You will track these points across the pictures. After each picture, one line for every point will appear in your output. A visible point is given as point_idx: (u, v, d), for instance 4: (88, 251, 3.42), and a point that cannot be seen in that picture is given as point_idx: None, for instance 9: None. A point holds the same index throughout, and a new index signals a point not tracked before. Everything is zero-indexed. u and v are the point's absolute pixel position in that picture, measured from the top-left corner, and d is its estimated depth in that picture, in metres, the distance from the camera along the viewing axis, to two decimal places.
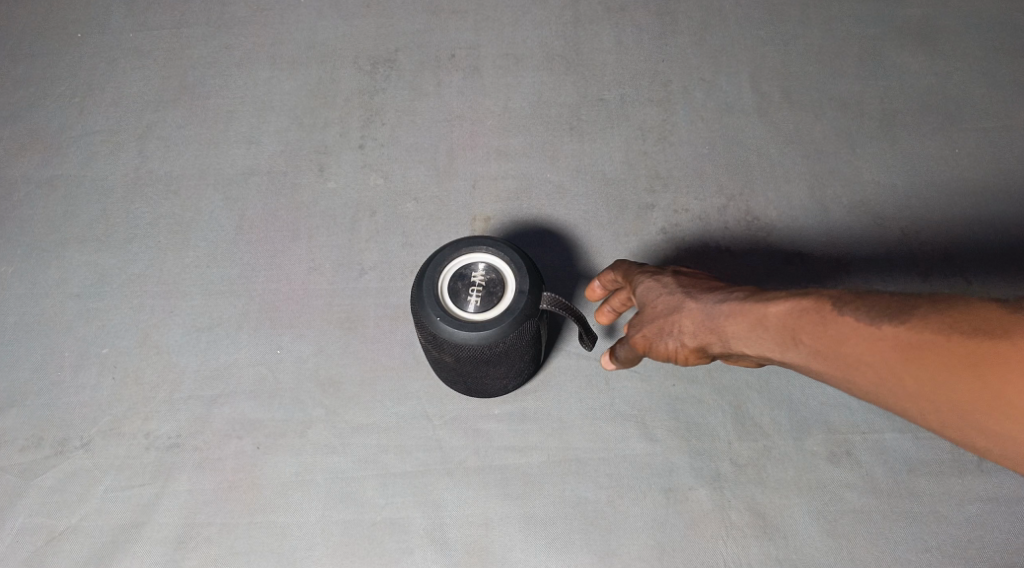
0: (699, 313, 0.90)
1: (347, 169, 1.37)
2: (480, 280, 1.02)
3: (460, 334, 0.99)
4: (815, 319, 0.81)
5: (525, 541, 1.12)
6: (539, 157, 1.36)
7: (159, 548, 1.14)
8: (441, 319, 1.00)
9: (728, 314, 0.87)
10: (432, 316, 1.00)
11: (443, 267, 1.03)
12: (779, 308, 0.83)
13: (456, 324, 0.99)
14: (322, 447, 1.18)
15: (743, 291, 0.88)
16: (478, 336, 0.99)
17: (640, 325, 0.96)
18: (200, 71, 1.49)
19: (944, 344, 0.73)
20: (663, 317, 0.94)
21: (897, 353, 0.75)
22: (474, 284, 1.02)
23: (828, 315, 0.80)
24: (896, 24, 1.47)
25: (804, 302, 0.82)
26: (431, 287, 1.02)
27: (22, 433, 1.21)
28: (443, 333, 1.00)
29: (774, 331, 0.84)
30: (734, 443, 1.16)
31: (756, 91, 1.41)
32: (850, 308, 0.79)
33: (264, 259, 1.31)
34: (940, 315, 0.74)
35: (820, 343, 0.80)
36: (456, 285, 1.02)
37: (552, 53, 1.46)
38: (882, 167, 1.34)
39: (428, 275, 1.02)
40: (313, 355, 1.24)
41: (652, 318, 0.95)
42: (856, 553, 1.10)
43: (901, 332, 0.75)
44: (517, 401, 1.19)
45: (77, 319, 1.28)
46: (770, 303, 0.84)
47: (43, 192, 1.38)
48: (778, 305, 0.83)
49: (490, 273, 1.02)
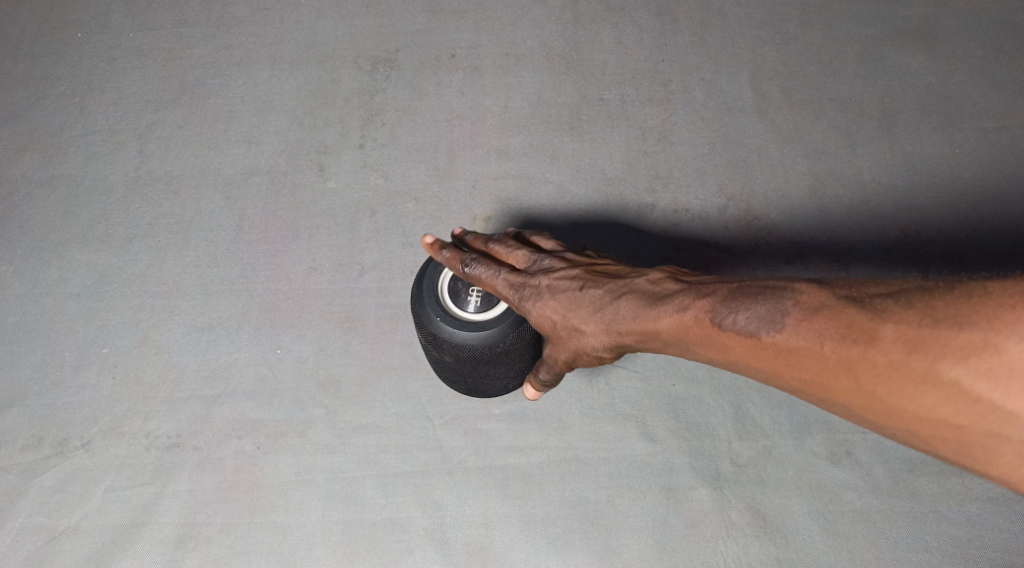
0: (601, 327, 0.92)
1: (347, 169, 1.37)
2: None
3: (459, 335, 1.00)
4: (708, 335, 0.82)
5: (525, 541, 1.12)
6: (539, 156, 1.36)
7: (160, 548, 1.14)
8: (442, 319, 1.00)
9: (625, 332, 0.89)
10: (433, 317, 1.01)
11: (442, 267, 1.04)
12: (670, 325, 0.85)
13: (455, 325, 1.00)
14: (322, 447, 1.18)
15: (629, 299, 0.89)
16: (477, 337, 1.00)
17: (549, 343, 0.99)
18: (201, 71, 1.49)
19: (834, 359, 0.74)
20: (563, 334, 0.95)
21: (786, 364, 0.77)
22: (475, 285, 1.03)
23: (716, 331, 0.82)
24: (896, 24, 1.47)
25: (690, 319, 0.84)
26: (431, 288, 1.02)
27: (22, 433, 1.21)
28: (443, 334, 1.01)
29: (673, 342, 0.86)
30: (734, 443, 1.16)
31: (756, 91, 1.41)
32: (734, 324, 0.80)
33: (264, 259, 1.31)
34: (822, 328, 0.75)
35: (715, 352, 0.83)
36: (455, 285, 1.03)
37: (552, 53, 1.46)
38: (883, 167, 1.34)
39: (429, 275, 1.03)
40: (313, 354, 1.24)
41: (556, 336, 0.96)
42: (856, 553, 1.10)
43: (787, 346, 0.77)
44: (517, 401, 1.19)
45: (77, 319, 1.28)
46: (662, 320, 0.86)
47: (43, 192, 1.38)
48: (669, 319, 0.85)
49: None
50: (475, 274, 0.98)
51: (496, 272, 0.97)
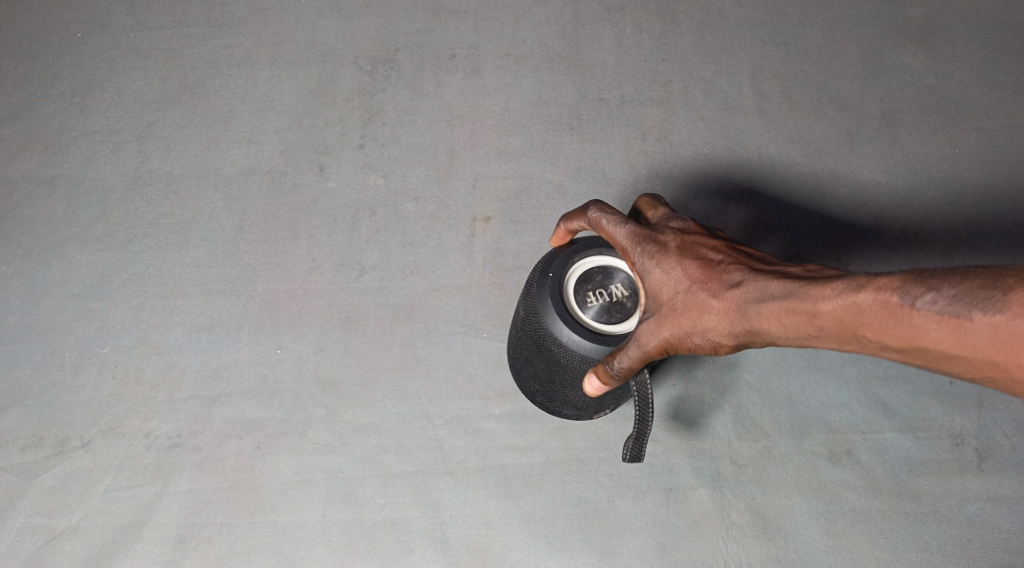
0: (737, 308, 0.82)
1: (347, 169, 1.37)
2: (614, 293, 0.96)
3: (552, 326, 0.95)
4: (882, 315, 0.73)
5: (525, 540, 1.12)
6: (540, 156, 1.36)
7: (160, 548, 1.14)
8: (551, 292, 0.96)
9: (767, 312, 0.80)
10: (545, 287, 0.97)
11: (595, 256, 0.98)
12: (829, 301, 0.77)
13: (554, 303, 0.95)
14: (322, 447, 1.18)
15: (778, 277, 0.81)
16: (564, 330, 0.94)
17: (644, 323, 0.87)
18: (201, 71, 1.49)
19: None
20: (677, 314, 0.85)
21: (988, 338, 0.68)
22: (605, 290, 0.96)
23: (897, 308, 0.72)
24: (896, 24, 1.47)
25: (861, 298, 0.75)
26: (562, 266, 0.97)
27: (22, 433, 1.21)
28: (540, 305, 0.96)
29: (828, 328, 0.78)
30: (734, 442, 1.16)
31: (756, 91, 1.41)
32: (918, 305, 0.71)
33: (264, 259, 1.31)
34: None
35: (884, 336, 0.74)
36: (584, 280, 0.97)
37: (552, 53, 1.46)
38: (883, 167, 1.34)
39: (573, 252, 0.98)
40: (313, 354, 1.24)
41: (670, 317, 0.85)
42: (857, 553, 1.10)
43: (1003, 329, 0.68)
44: (518, 400, 1.20)
45: (77, 319, 1.28)
46: (822, 298, 0.77)
47: (43, 192, 1.38)
48: (832, 298, 0.76)
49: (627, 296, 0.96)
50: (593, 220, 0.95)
51: (621, 225, 0.92)
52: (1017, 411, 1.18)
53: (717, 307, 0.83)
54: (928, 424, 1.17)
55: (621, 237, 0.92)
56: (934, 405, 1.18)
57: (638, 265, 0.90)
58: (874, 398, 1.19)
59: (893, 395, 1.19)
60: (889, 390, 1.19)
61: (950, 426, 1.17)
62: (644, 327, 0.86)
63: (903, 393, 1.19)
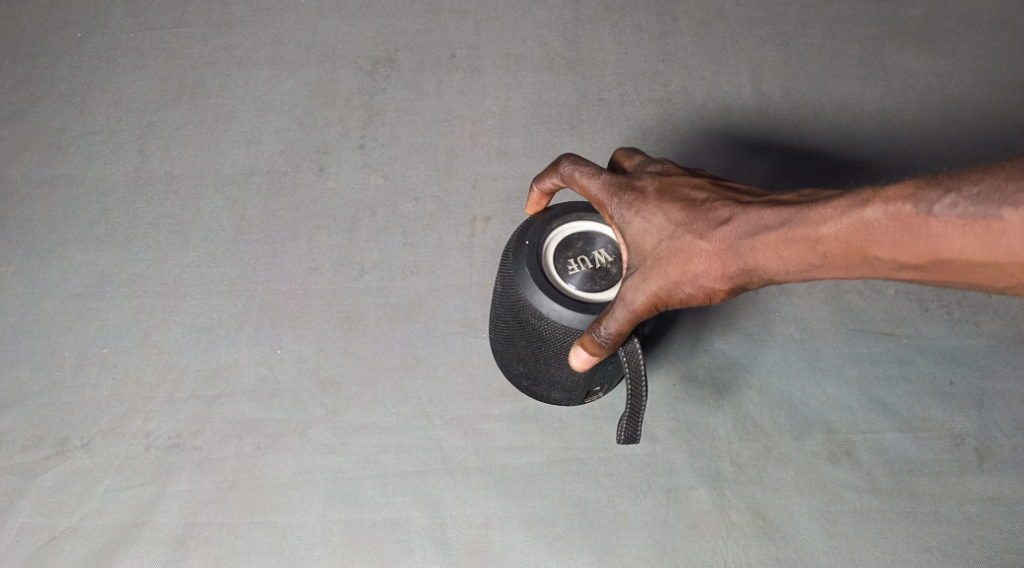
0: (730, 245, 0.81)
1: (347, 168, 1.37)
2: (596, 261, 0.96)
3: (532, 297, 0.94)
4: (886, 230, 0.73)
5: (525, 540, 1.11)
6: (539, 156, 1.36)
7: (160, 548, 1.13)
8: (529, 261, 0.96)
9: (759, 246, 0.80)
10: (523, 255, 0.96)
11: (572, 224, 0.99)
12: (826, 225, 0.76)
13: (534, 272, 0.95)
14: (322, 447, 1.18)
15: (765, 208, 0.81)
16: (545, 299, 0.94)
17: (631, 279, 0.86)
18: (201, 70, 1.49)
19: None
20: (665, 262, 0.84)
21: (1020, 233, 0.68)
22: (587, 259, 0.97)
23: (910, 218, 0.72)
24: (895, 25, 1.47)
25: (863, 215, 0.74)
26: (538, 234, 0.98)
27: (22, 433, 1.21)
28: (519, 275, 0.96)
29: (833, 254, 0.77)
30: (734, 442, 1.16)
31: (756, 91, 1.41)
32: (936, 212, 0.71)
33: (264, 259, 1.31)
34: None
35: (898, 250, 0.74)
36: (563, 250, 0.98)
37: (552, 53, 1.46)
38: (881, 164, 1.32)
39: (550, 221, 0.99)
40: (314, 354, 1.24)
41: (659, 266, 0.84)
42: (858, 553, 1.10)
43: None
44: (518, 400, 1.20)
45: (77, 319, 1.28)
46: (824, 221, 0.76)
47: (43, 192, 1.38)
48: (828, 219, 0.76)
49: (609, 264, 0.96)
50: (569, 176, 0.95)
51: (599, 178, 0.93)
52: (1017, 411, 1.18)
53: (703, 250, 0.83)
54: (928, 425, 1.17)
55: (597, 190, 0.93)
56: (933, 406, 1.18)
57: (616, 217, 0.90)
58: (874, 398, 1.19)
59: (893, 395, 1.19)
60: (888, 390, 1.19)
61: (950, 426, 1.17)
62: (632, 282, 0.85)
63: (903, 393, 1.19)
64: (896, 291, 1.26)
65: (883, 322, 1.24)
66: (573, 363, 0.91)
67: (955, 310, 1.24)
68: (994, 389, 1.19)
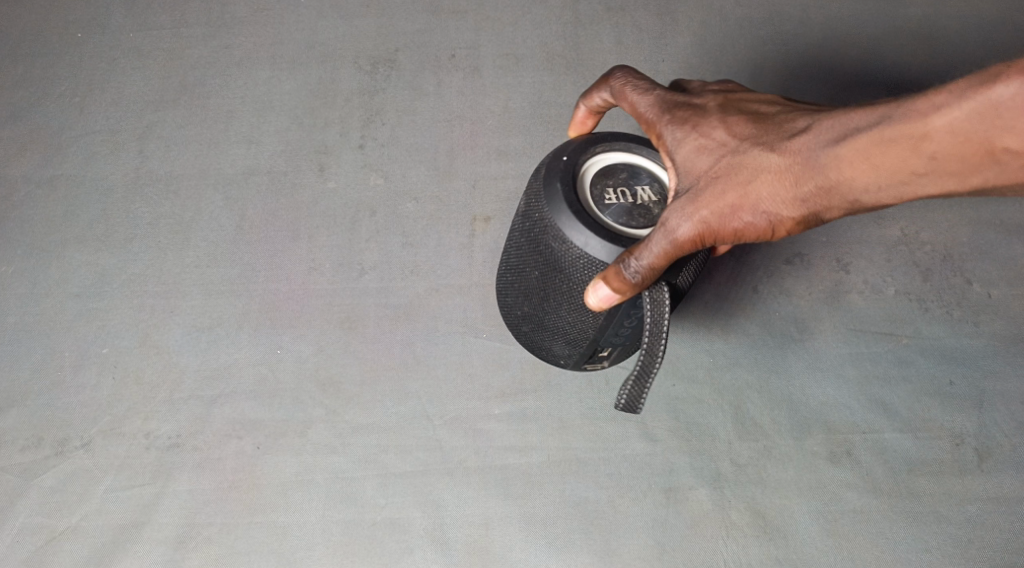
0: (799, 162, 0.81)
1: (347, 168, 1.37)
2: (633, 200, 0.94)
3: (562, 218, 0.91)
4: (956, 134, 0.71)
5: (525, 541, 1.11)
6: (539, 156, 1.36)
7: (159, 548, 1.13)
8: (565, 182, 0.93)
9: (819, 163, 0.80)
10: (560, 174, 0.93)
11: (613, 157, 0.97)
12: (884, 132, 0.75)
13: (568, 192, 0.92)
14: (322, 447, 1.18)
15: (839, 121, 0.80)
16: (575, 221, 0.90)
17: (673, 207, 0.84)
18: (201, 71, 1.49)
19: None
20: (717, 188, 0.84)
21: None
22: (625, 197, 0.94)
23: (997, 111, 0.69)
24: (895, 26, 1.48)
25: (928, 122, 0.72)
26: (578, 156, 0.95)
27: (22, 434, 1.21)
28: (552, 195, 0.92)
29: (915, 163, 0.75)
30: (734, 442, 1.16)
31: (756, 91, 1.41)
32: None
33: (264, 259, 1.31)
34: None
35: (986, 150, 0.71)
36: (600, 181, 0.95)
37: (552, 53, 1.46)
38: None
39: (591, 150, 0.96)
40: (314, 354, 1.24)
41: (716, 186, 0.84)
42: (858, 553, 1.10)
43: None
44: (518, 401, 1.20)
45: (77, 319, 1.28)
46: (905, 127, 0.74)
47: (43, 192, 1.38)
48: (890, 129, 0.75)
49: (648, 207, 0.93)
50: (622, 99, 0.97)
51: (653, 99, 0.94)
52: (1017, 411, 1.18)
53: (761, 173, 0.83)
54: (928, 424, 1.17)
55: (649, 109, 0.94)
56: (933, 406, 1.18)
57: (670, 139, 0.91)
58: (874, 398, 1.19)
59: (893, 395, 1.19)
60: (888, 390, 1.19)
61: (950, 426, 1.17)
62: (676, 210, 0.84)
63: (903, 393, 1.19)
64: (896, 291, 1.26)
65: (883, 322, 1.24)
66: (591, 300, 0.88)
67: (955, 310, 1.24)
68: (994, 389, 1.19)
